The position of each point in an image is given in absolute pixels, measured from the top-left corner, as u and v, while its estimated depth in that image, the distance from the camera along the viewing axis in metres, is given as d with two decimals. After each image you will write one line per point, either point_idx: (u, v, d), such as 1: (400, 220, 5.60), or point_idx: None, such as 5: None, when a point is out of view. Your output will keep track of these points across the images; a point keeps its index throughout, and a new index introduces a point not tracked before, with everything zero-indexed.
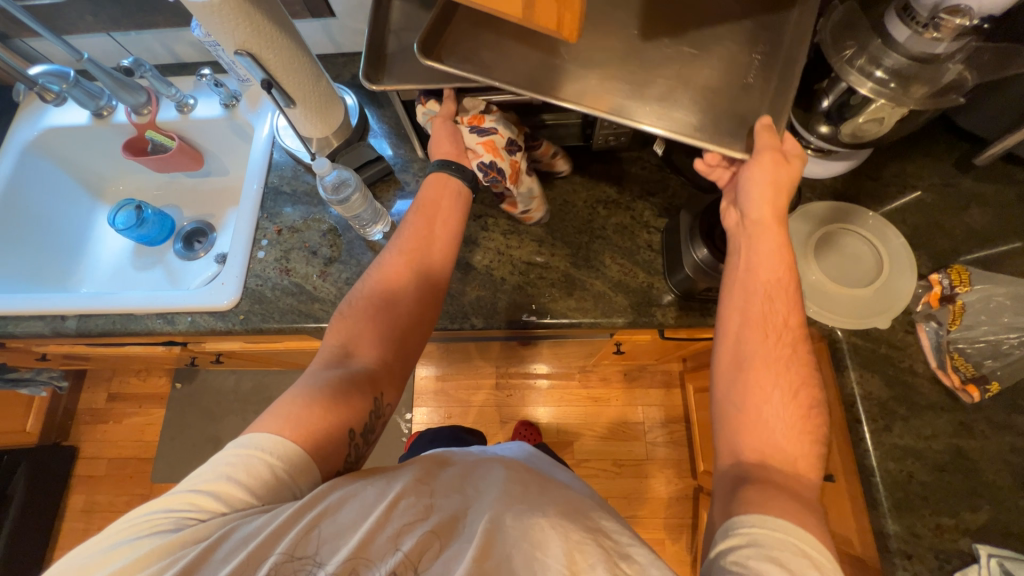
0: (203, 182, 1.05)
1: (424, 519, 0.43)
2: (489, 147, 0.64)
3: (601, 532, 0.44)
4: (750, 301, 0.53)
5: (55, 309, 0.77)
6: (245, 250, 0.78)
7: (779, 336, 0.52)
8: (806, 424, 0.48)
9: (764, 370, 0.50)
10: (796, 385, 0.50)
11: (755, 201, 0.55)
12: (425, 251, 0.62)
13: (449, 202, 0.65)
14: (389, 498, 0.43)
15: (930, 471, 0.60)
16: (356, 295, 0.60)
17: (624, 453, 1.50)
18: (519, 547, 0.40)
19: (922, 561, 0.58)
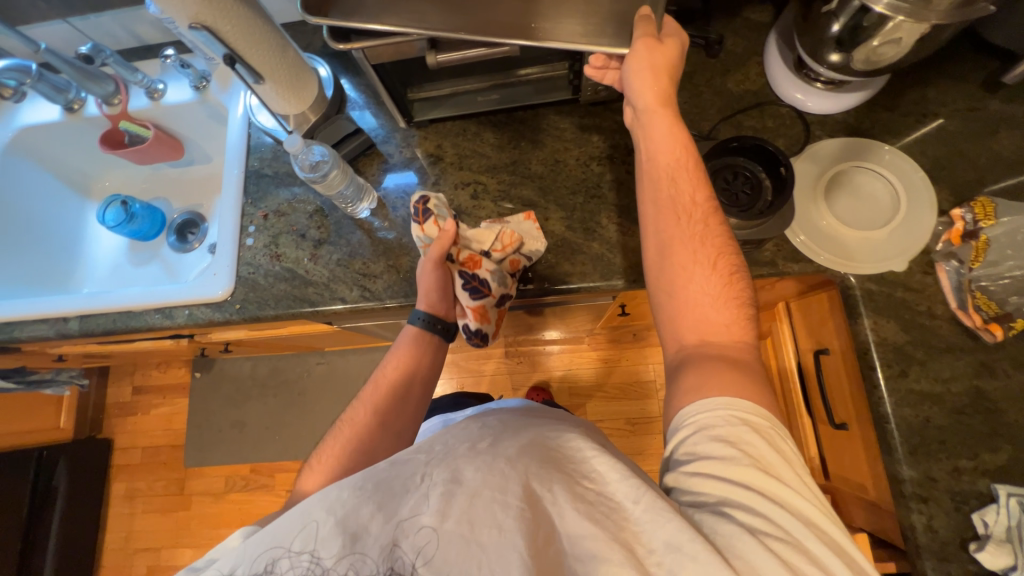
0: (188, 171, 1.03)
1: (392, 492, 0.47)
2: (479, 313, 0.67)
3: (558, 470, 0.47)
4: (668, 199, 0.56)
5: (56, 312, 0.78)
6: (234, 238, 0.77)
7: (690, 215, 0.56)
8: (731, 288, 0.54)
9: (684, 250, 0.55)
10: (714, 256, 0.54)
11: (638, 87, 0.57)
12: (401, 391, 0.63)
13: (423, 352, 0.66)
14: (358, 483, 0.47)
15: (948, 414, 0.58)
16: (346, 417, 0.63)
17: (637, 412, 1.51)
18: (483, 499, 0.45)
19: (938, 504, 0.57)
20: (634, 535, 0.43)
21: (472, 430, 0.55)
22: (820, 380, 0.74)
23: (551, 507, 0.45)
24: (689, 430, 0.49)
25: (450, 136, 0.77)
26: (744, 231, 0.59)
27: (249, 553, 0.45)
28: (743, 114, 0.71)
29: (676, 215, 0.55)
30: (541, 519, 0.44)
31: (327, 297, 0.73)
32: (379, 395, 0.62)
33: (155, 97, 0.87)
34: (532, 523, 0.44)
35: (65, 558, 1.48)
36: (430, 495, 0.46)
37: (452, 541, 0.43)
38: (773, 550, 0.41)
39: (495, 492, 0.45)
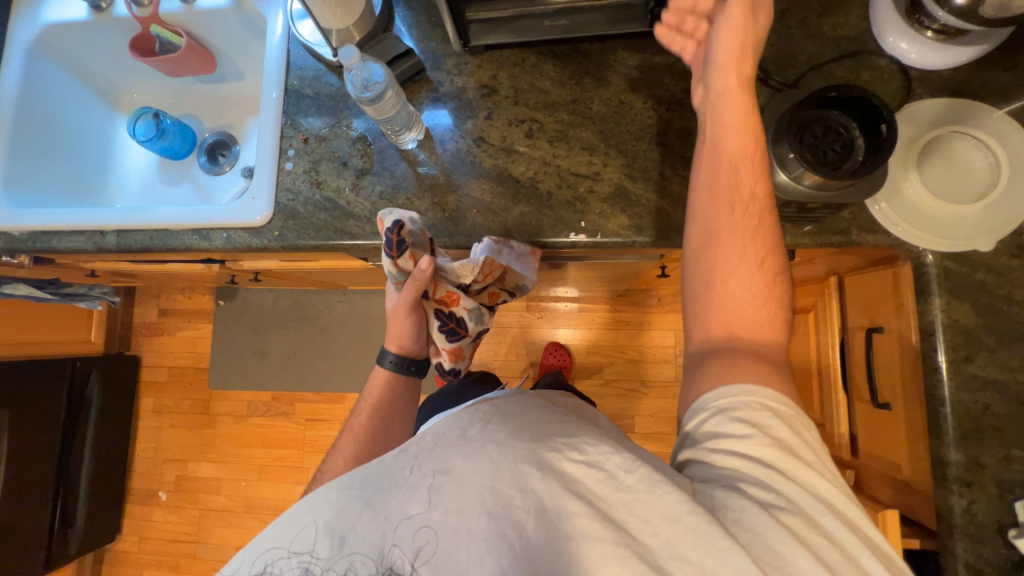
0: (218, 88, 0.97)
1: (380, 480, 0.45)
2: (454, 350, 0.76)
3: (549, 448, 0.45)
4: (729, 196, 0.52)
5: (93, 224, 0.76)
6: (272, 161, 0.73)
7: (745, 209, 0.52)
8: (773, 291, 0.52)
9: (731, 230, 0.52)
10: (763, 254, 0.52)
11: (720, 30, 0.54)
12: (382, 432, 0.71)
13: (397, 395, 0.76)
14: (343, 478, 0.46)
15: (1009, 403, 0.56)
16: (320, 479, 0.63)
17: (653, 375, 1.52)
18: (475, 492, 0.42)
19: (982, 490, 0.56)
20: (627, 509, 0.42)
21: (461, 407, 0.51)
22: (867, 358, 0.72)
23: (540, 488, 0.42)
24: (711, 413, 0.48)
25: (507, 66, 0.71)
26: (825, 192, 0.54)
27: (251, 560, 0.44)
28: (836, 63, 0.64)
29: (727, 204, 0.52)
30: (535, 500, 0.42)
31: (368, 231, 0.70)
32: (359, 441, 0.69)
33: (187, 0, 0.80)
34: (527, 516, 0.42)
35: (100, 461, 1.57)
36: (420, 490, 0.43)
37: (448, 534, 0.41)
38: (785, 524, 0.40)
39: (483, 480, 0.43)
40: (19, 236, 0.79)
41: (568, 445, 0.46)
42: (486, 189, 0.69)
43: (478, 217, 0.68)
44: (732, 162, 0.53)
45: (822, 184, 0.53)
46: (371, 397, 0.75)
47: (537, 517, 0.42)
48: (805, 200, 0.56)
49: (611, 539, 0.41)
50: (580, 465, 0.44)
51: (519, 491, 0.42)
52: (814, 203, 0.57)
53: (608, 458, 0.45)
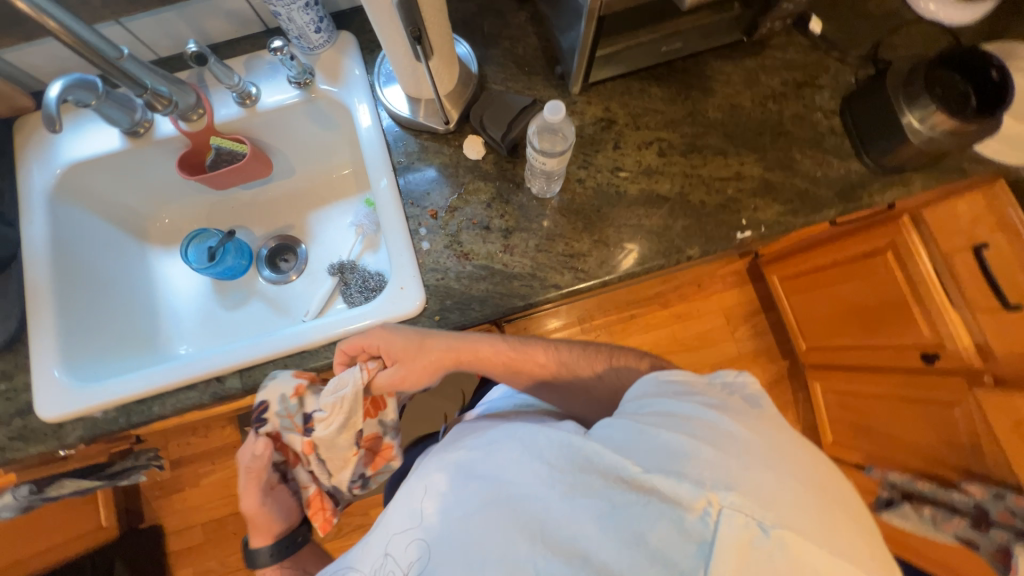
0: (267, 189, 0.88)
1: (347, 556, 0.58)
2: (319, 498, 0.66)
3: (449, 454, 0.59)
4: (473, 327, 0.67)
5: (208, 372, 0.64)
6: (408, 245, 0.68)
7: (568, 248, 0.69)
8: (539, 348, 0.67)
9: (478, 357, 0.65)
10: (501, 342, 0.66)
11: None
12: None
13: None
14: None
15: None
16: None
17: (718, 355, 1.57)
18: (407, 511, 0.56)
19: None
20: (490, 460, 0.55)
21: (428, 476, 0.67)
22: (981, 271, 0.81)
23: (437, 479, 0.57)
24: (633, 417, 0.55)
25: (616, 96, 0.73)
26: (960, 139, 0.62)
27: None
28: (892, 34, 0.75)
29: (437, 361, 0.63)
30: (433, 494, 0.56)
31: (539, 287, 0.67)
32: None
33: (248, 103, 0.73)
34: (440, 508, 0.54)
35: None
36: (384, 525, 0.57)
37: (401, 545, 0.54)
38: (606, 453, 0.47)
39: (414, 492, 0.57)
40: (103, 417, 0.65)
41: (481, 437, 0.59)
42: (640, 214, 0.69)
43: (646, 242, 0.68)
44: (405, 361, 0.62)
45: (958, 132, 0.61)
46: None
47: (447, 506, 0.54)
48: (938, 149, 0.64)
49: (478, 489, 0.53)
50: (467, 452, 0.58)
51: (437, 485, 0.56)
52: (948, 148, 0.65)
53: (469, 445, 0.59)
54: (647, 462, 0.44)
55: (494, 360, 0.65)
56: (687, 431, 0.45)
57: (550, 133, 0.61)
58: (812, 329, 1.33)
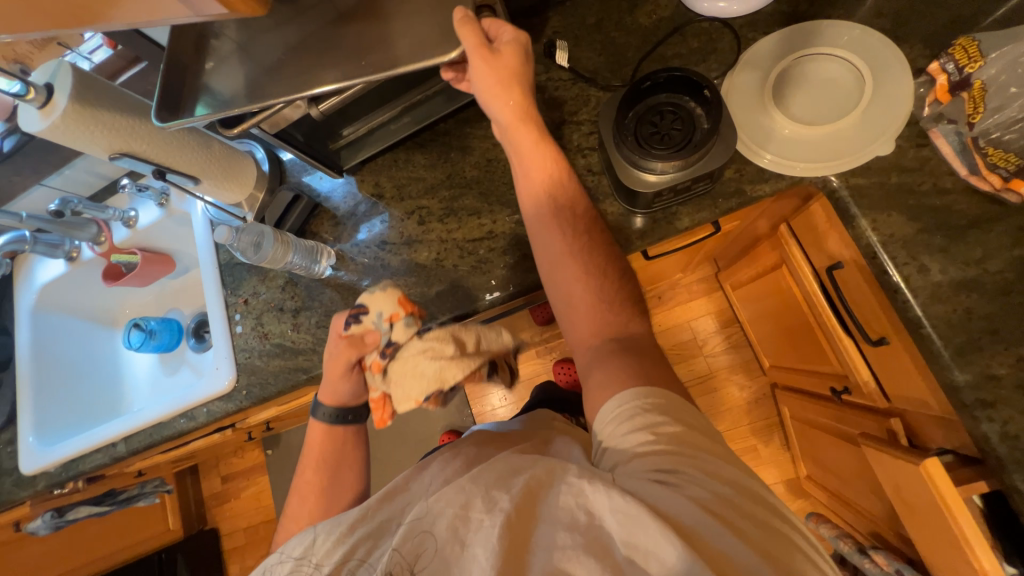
0: (186, 278, 1.10)
1: (352, 531, 0.51)
2: (380, 402, 0.60)
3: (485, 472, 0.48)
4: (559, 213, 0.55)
5: (104, 439, 0.86)
6: (224, 330, 0.81)
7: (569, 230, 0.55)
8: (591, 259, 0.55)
9: (527, 136, 0.56)
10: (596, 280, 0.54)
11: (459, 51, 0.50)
12: (330, 480, 0.66)
13: (341, 441, 0.68)
14: (313, 533, 0.52)
15: (993, 299, 0.49)
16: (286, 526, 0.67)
17: (689, 373, 1.40)
18: (447, 516, 0.45)
19: (1010, 406, 0.47)
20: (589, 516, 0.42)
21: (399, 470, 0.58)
22: (842, 295, 0.66)
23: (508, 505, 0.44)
24: (628, 423, 0.46)
25: (385, 171, 0.76)
26: (683, 172, 0.54)
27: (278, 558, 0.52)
28: (664, 44, 0.65)
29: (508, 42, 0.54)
30: (513, 538, 0.42)
31: (318, 360, 0.75)
32: (308, 503, 0.65)
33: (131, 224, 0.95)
34: (528, 509, 0.44)
35: None
36: (342, 541, 0.51)
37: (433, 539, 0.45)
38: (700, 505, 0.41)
39: (470, 502, 0.45)
40: (55, 471, 0.91)
41: (523, 463, 0.48)
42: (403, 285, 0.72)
43: None
44: (492, 57, 0.52)
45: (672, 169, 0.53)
46: (313, 449, 0.68)
47: (501, 531, 0.42)
48: (673, 184, 0.55)
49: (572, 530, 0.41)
50: (572, 492, 0.43)
51: (483, 521, 0.44)
52: (684, 183, 0.56)
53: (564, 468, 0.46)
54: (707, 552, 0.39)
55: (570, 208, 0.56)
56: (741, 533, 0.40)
57: (253, 232, 0.70)
58: (766, 346, 1.14)
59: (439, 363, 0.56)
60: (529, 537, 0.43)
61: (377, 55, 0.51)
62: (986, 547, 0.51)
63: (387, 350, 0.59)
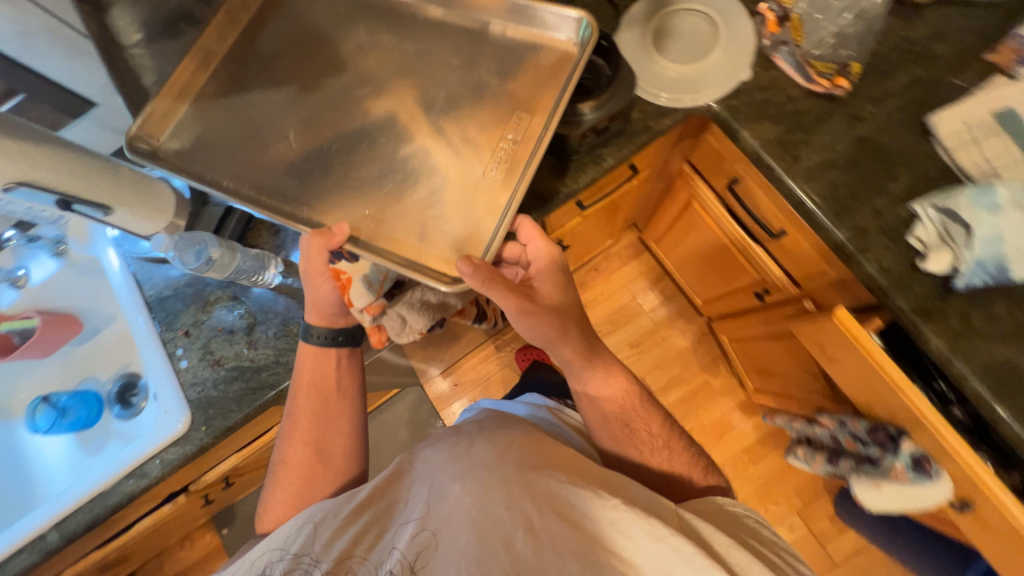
0: (97, 340, 0.97)
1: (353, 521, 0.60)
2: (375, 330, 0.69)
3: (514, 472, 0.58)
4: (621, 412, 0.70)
5: (28, 533, 0.72)
6: (167, 368, 0.74)
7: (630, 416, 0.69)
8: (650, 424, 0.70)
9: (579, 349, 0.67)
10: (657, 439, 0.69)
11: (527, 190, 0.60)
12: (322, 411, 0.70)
13: (329, 367, 0.70)
14: (318, 519, 0.61)
15: (847, 170, 0.63)
16: (284, 451, 0.70)
17: (636, 331, 1.52)
18: (468, 504, 0.57)
19: (880, 247, 0.60)
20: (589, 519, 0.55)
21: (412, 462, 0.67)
22: (744, 205, 0.79)
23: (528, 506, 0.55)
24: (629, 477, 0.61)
25: None
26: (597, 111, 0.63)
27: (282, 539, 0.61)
28: None
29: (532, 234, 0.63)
30: (523, 532, 0.54)
31: (284, 371, 0.72)
32: (306, 427, 0.70)
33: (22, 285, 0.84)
34: (541, 504, 0.56)
35: None
36: (349, 530, 0.60)
37: (453, 526, 0.56)
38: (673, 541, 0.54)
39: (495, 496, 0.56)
40: None
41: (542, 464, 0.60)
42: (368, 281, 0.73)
43: None
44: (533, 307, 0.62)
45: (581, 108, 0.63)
46: (302, 380, 0.70)
47: (524, 531, 0.54)
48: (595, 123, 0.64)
49: (572, 529, 0.54)
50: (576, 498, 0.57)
51: (507, 509, 0.55)
52: (604, 125, 0.65)
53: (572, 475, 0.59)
54: (681, 555, 0.52)
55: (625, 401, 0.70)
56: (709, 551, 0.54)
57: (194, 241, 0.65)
58: (695, 286, 1.28)
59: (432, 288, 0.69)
60: (537, 531, 0.54)
61: (393, 172, 0.64)
62: (893, 369, 0.64)
63: (395, 291, 0.67)
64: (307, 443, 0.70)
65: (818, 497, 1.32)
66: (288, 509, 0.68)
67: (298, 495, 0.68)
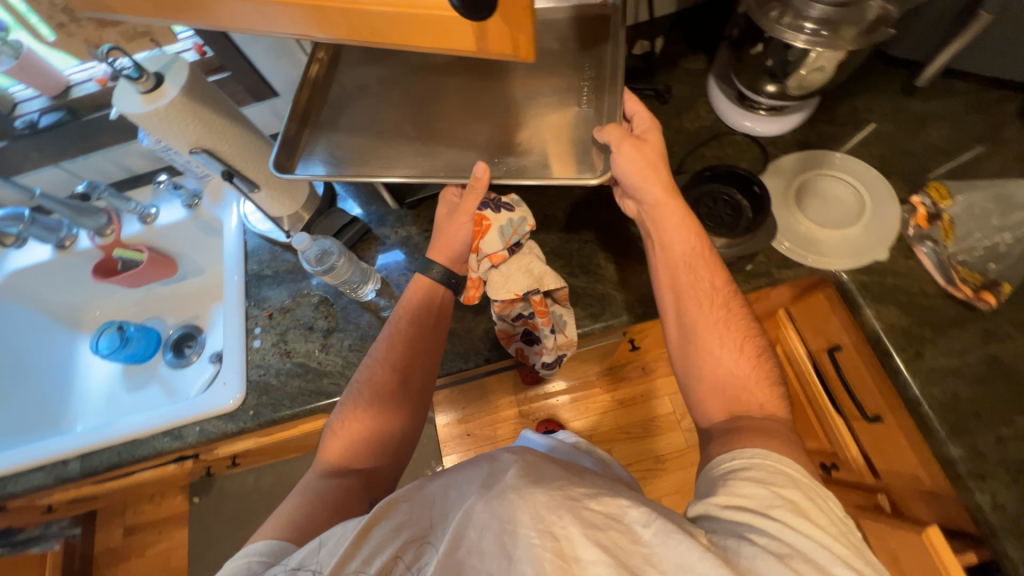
0: (179, 287, 1.03)
1: (398, 532, 0.48)
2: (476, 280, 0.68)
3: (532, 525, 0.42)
4: (703, 305, 0.59)
5: (56, 454, 0.74)
6: (241, 342, 0.77)
7: (711, 300, 0.60)
8: (747, 347, 0.58)
9: (676, 209, 0.61)
10: (741, 340, 0.58)
11: (649, 186, 0.60)
12: (415, 341, 0.67)
13: (433, 299, 0.69)
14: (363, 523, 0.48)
15: (973, 385, 0.60)
16: (363, 373, 0.67)
17: (664, 447, 1.45)
18: (494, 531, 0.42)
19: (996, 479, 0.56)
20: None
21: (473, 466, 0.50)
22: (839, 375, 0.76)
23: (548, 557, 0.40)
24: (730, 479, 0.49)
25: None
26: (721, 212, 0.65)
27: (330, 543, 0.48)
28: (704, 146, 0.78)
29: (678, 218, 0.60)
30: None
31: (345, 385, 0.72)
32: (397, 353, 0.66)
33: (148, 221, 0.90)
34: (599, 549, 0.41)
35: None
36: (389, 541, 0.47)
37: (479, 555, 0.42)
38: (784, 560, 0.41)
39: (508, 527, 0.42)
40: None
41: (581, 494, 0.45)
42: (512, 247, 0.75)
43: (448, 344, 0.75)
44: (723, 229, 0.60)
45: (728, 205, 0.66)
46: (408, 307, 0.68)
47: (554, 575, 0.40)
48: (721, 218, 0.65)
49: None
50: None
51: (534, 556, 0.40)
52: (731, 257, 0.66)
53: (624, 506, 0.44)
54: None
55: (682, 246, 0.61)
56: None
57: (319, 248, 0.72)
58: None
59: (546, 268, 0.67)
60: None
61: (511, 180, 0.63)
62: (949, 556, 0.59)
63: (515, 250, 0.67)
64: (394, 367, 0.66)
65: None
66: (344, 455, 0.63)
67: (352, 452, 0.63)
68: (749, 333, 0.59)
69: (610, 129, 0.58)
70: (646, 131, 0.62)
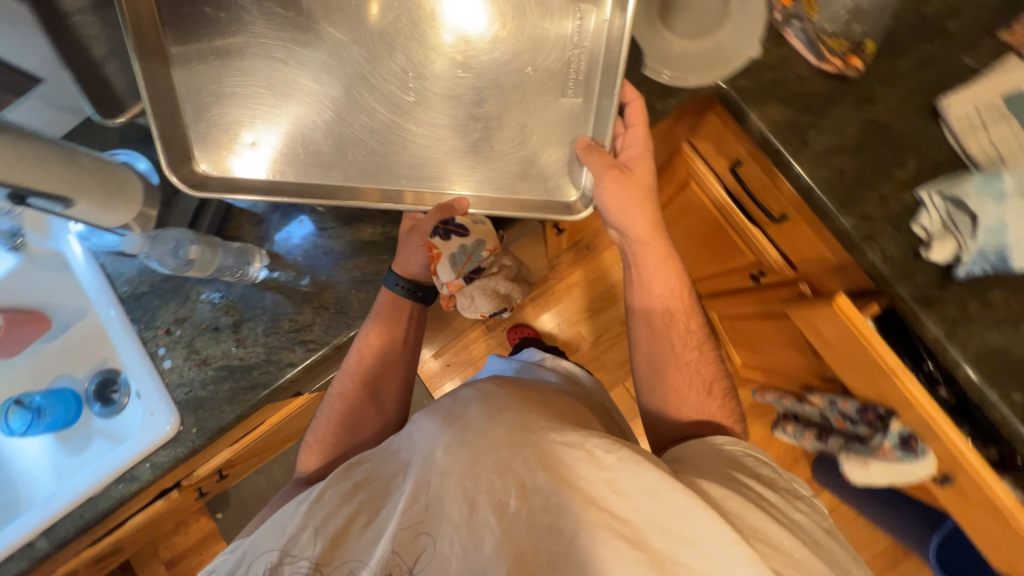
0: (68, 337, 0.92)
1: (356, 494, 0.54)
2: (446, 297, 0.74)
3: (490, 457, 0.49)
4: (671, 341, 0.72)
5: (15, 542, 0.70)
6: (150, 368, 0.70)
7: (687, 343, 0.72)
8: (709, 371, 0.72)
9: (657, 247, 0.72)
10: (710, 380, 0.71)
11: (635, 226, 0.70)
12: (387, 350, 0.71)
13: (401, 312, 0.71)
14: (315, 493, 0.54)
15: (855, 156, 0.62)
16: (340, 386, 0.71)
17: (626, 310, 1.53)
18: (456, 476, 0.49)
19: (884, 235, 0.60)
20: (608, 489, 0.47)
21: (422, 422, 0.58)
22: (745, 189, 0.78)
23: (499, 477, 0.48)
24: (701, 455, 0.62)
25: None
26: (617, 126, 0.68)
27: (284, 521, 0.53)
28: None
29: (658, 260, 0.72)
30: (495, 519, 0.46)
31: (276, 370, 0.69)
32: (369, 362, 0.70)
33: None
34: (557, 484, 0.47)
35: None
36: (344, 506, 0.52)
37: (442, 501, 0.48)
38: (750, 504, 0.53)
39: (464, 467, 0.49)
40: None
41: (540, 429, 0.52)
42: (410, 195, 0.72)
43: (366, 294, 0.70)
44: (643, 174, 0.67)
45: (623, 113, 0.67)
46: (377, 314, 0.69)
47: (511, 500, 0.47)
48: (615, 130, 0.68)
49: (577, 515, 0.46)
50: (584, 477, 0.48)
51: (494, 497, 0.47)
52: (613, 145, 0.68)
53: (583, 437, 0.51)
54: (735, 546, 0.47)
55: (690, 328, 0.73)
56: (773, 515, 0.52)
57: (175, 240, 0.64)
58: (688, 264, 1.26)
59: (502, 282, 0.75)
60: (516, 530, 0.46)
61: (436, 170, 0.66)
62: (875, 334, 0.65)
63: (473, 274, 0.71)
64: (364, 380, 0.71)
65: (798, 461, 1.38)
66: (320, 463, 0.69)
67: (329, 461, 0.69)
68: (715, 376, 0.72)
69: (597, 156, 0.63)
70: (634, 158, 0.67)
